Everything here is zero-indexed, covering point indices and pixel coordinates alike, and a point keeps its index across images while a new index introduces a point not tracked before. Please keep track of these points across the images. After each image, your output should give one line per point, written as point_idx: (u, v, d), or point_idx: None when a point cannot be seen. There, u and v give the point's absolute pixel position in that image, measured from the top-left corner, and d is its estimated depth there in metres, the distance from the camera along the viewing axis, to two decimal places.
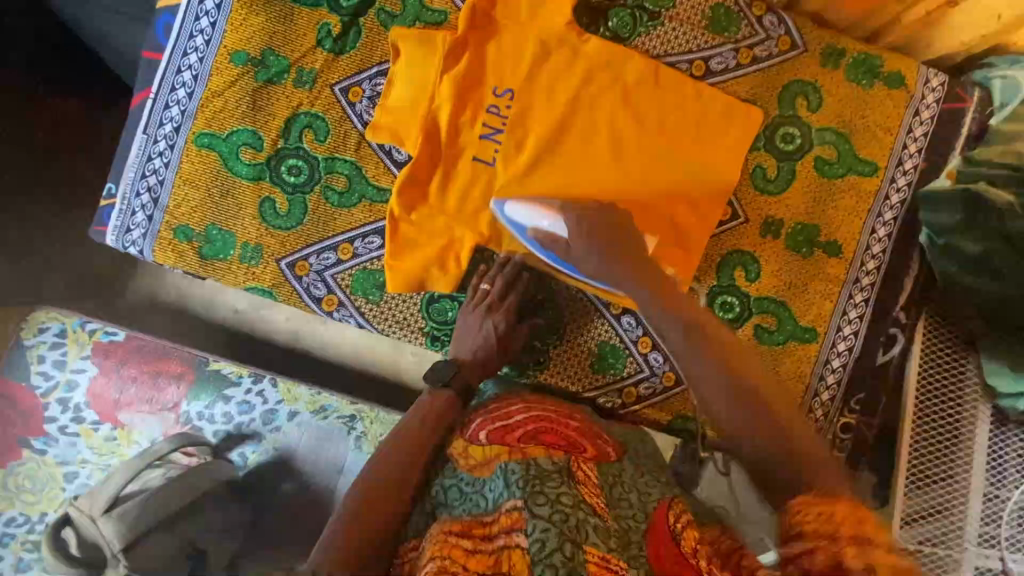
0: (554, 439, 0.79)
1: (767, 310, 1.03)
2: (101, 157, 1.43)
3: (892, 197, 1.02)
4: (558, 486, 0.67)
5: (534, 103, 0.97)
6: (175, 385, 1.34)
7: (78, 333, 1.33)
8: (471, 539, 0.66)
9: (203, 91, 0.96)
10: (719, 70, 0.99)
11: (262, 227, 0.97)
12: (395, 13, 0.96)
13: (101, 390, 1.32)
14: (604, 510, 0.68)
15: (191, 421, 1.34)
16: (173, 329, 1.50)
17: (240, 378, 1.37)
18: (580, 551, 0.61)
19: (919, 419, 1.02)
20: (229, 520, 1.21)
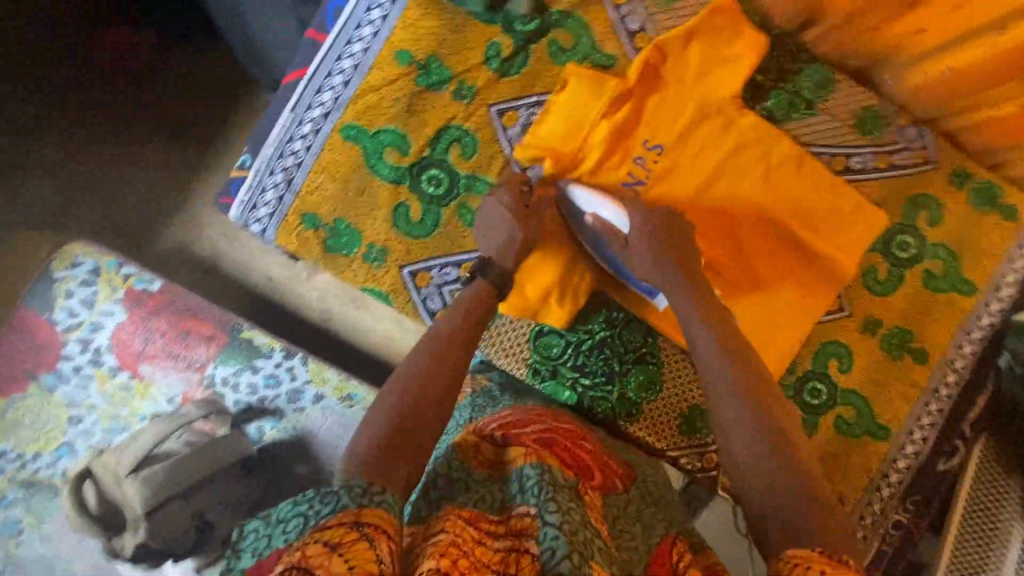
0: (566, 456, 0.74)
1: (851, 402, 1.07)
2: (135, 119, 1.41)
3: (983, 318, 1.07)
4: (570, 499, 0.63)
5: (681, 162, 0.98)
6: (204, 346, 1.29)
7: (112, 276, 1.29)
8: (478, 530, 0.61)
9: (360, 83, 0.93)
10: (857, 169, 1.02)
11: (391, 230, 0.95)
12: (566, 47, 0.96)
13: (127, 338, 1.29)
14: (608, 534, 0.64)
15: (214, 387, 1.29)
16: (205, 288, 1.42)
17: (272, 351, 1.31)
18: (586, 564, 0.56)
19: (962, 534, 1.07)
20: (234, 494, 1.24)
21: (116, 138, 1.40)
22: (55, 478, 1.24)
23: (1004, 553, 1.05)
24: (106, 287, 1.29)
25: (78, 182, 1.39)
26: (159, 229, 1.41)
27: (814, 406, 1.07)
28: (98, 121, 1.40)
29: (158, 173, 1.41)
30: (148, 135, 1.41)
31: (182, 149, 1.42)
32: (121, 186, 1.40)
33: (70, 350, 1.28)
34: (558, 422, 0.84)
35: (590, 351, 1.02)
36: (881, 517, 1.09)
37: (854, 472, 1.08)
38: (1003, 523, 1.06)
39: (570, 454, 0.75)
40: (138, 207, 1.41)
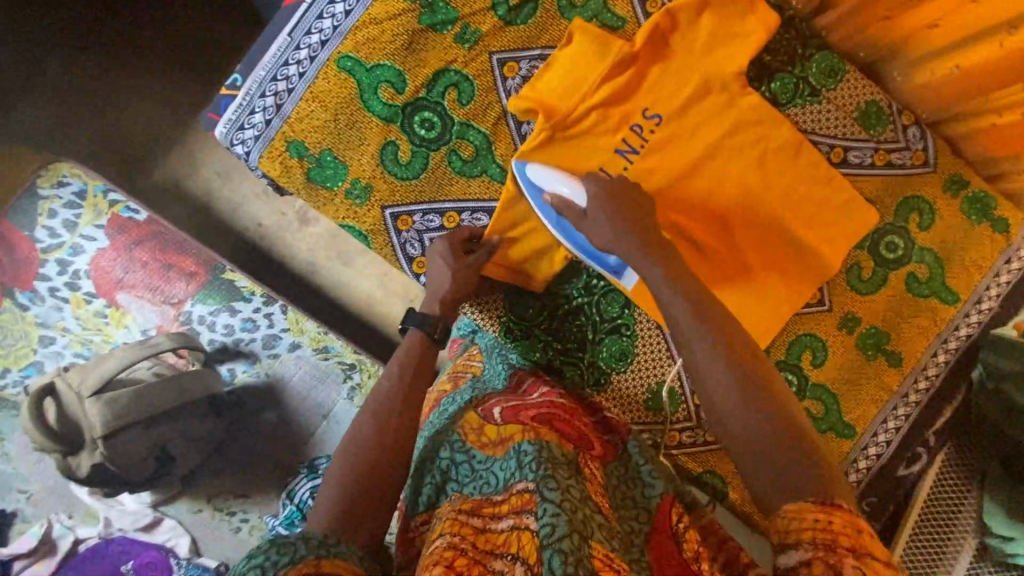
0: (566, 427, 0.74)
1: (819, 397, 1.06)
2: (136, 38, 1.37)
3: (961, 329, 1.07)
4: (567, 476, 0.61)
5: (678, 135, 0.97)
6: (184, 282, 1.27)
7: (98, 200, 1.26)
8: (481, 519, 0.61)
9: (361, 14, 0.91)
10: (854, 163, 1.01)
11: (378, 170, 0.94)
12: (576, 3, 0.95)
13: (106, 265, 1.25)
14: (607, 503, 0.65)
15: (191, 323, 1.26)
16: (192, 225, 1.40)
17: (252, 295, 1.29)
18: (586, 543, 0.52)
19: (915, 532, 1.08)
20: (200, 432, 1.23)
21: (113, 56, 1.37)
22: (20, 395, 1.20)
23: (954, 563, 1.05)
24: (91, 211, 1.26)
25: (73, 97, 1.36)
26: (153, 158, 1.39)
27: None
28: (96, 36, 1.36)
29: (151, 96, 1.38)
30: (145, 57, 1.38)
31: (182, 74, 1.38)
32: (114, 106, 1.37)
33: (48, 271, 1.23)
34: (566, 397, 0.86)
35: (567, 317, 1.01)
36: None
37: None
38: (957, 531, 1.07)
39: (571, 427, 0.75)
40: (131, 129, 1.38)
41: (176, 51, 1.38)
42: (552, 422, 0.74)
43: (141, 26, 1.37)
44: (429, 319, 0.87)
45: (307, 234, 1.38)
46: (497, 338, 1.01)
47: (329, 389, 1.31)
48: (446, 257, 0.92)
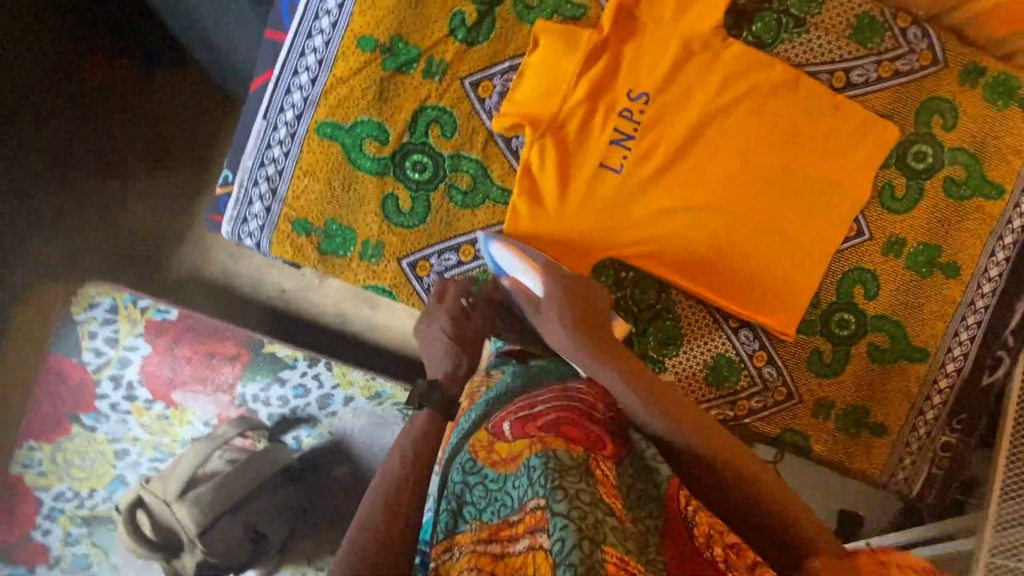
0: (577, 429, 0.64)
1: (882, 328, 1.03)
2: (126, 149, 1.39)
3: (1014, 221, 1.01)
4: (579, 482, 0.55)
5: (669, 106, 0.94)
6: (230, 367, 1.29)
7: (130, 310, 1.27)
8: (500, 542, 0.57)
9: (327, 78, 0.91)
10: (859, 82, 0.97)
11: (383, 225, 0.94)
12: (532, 4, 0.92)
13: (156, 370, 1.27)
14: (621, 509, 0.56)
15: (246, 404, 1.29)
16: (220, 312, 1.42)
17: (296, 360, 1.30)
18: (598, 549, 0.50)
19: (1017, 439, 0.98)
20: (279, 503, 1.26)
21: (107, 172, 1.38)
22: (111, 509, 1.26)
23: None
24: (127, 323, 1.28)
25: (81, 221, 1.38)
26: (168, 257, 1.41)
27: (844, 338, 1.02)
28: (80, 158, 1.37)
29: (154, 201, 1.40)
30: (137, 164, 1.39)
31: (177, 172, 1.40)
32: (119, 220, 1.39)
33: (104, 389, 1.27)
34: (581, 386, 0.75)
35: None
36: (926, 440, 1.06)
37: (894, 400, 1.04)
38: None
39: (583, 428, 0.64)
40: (142, 238, 1.40)
41: (161, 152, 1.40)
42: (558, 427, 0.63)
43: (126, 136, 1.38)
44: (448, 394, 0.81)
45: (327, 288, 1.39)
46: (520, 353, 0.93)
47: (392, 431, 1.32)
48: (442, 321, 0.88)
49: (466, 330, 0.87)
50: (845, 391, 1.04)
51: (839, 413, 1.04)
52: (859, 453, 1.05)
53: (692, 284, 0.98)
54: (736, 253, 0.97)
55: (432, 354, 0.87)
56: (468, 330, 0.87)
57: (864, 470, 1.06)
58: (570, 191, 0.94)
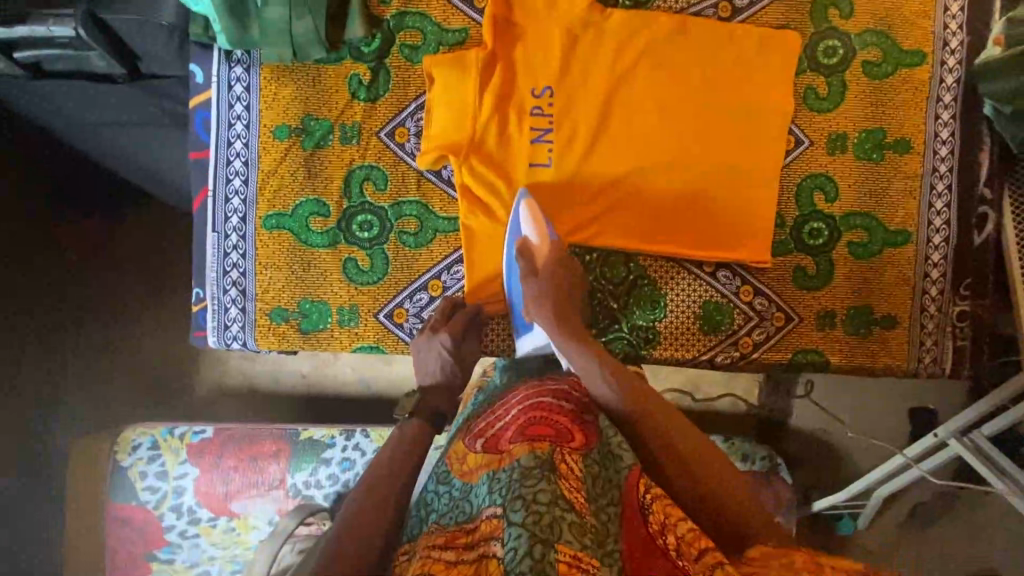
0: (543, 427, 0.75)
1: (856, 225, 1.02)
2: (114, 302, 1.44)
3: (946, 79, 1.01)
4: (536, 484, 0.64)
5: (574, 91, 0.97)
6: (274, 463, 1.33)
7: (169, 441, 1.32)
8: (454, 550, 0.65)
9: (257, 175, 0.96)
10: (744, 6, 0.99)
11: (351, 288, 0.98)
12: (416, 44, 0.96)
13: (209, 487, 1.31)
14: (582, 504, 0.65)
15: (301, 493, 1.32)
16: (252, 412, 1.49)
17: (333, 438, 1.35)
18: (551, 551, 0.58)
19: None
20: None
21: (108, 326, 1.44)
22: None
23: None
24: (170, 453, 1.33)
25: (98, 378, 1.45)
26: (190, 380, 1.48)
27: (821, 247, 1.02)
28: (77, 317, 1.44)
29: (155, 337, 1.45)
30: (129, 310, 1.45)
31: (166, 304, 1.46)
32: (130, 364, 1.46)
33: (169, 521, 1.30)
34: (556, 385, 0.86)
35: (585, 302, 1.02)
36: (942, 317, 1.04)
37: (894, 289, 1.03)
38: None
39: (548, 426, 0.76)
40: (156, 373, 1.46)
41: (143, 289, 1.44)
42: (525, 431, 0.74)
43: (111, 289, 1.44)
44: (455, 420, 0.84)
45: (342, 360, 1.45)
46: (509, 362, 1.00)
47: None
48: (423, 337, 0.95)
49: (447, 341, 0.93)
50: (841, 296, 1.03)
51: (844, 320, 1.03)
52: (878, 351, 1.04)
53: (656, 246, 0.99)
54: (684, 202, 0.99)
55: (429, 367, 0.94)
56: (449, 342, 0.93)
57: (890, 366, 1.04)
58: (510, 199, 0.98)
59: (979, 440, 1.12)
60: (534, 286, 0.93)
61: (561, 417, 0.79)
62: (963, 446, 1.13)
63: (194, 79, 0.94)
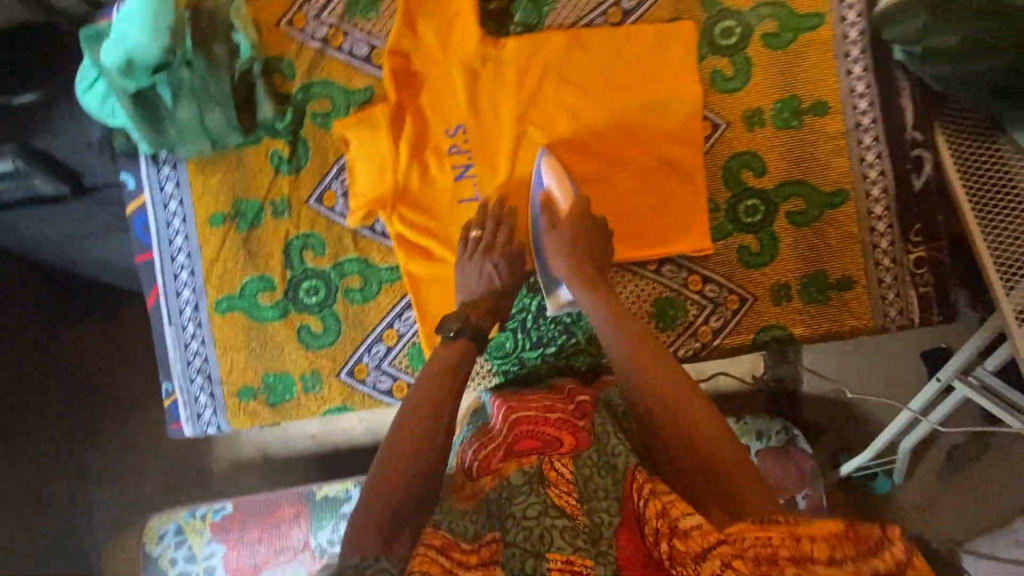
0: (529, 442, 0.83)
1: (791, 194, 1.02)
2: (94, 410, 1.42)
3: (850, 33, 1.00)
4: (525, 500, 0.69)
5: (485, 123, 0.99)
6: (296, 526, 1.26)
7: (193, 523, 1.28)
8: (449, 560, 0.66)
9: (202, 264, 1.00)
10: (633, 7, 1.00)
11: (310, 354, 1.00)
12: (326, 111, 0.99)
13: (239, 564, 1.25)
14: (573, 508, 0.69)
15: (327, 552, 1.24)
16: (268, 481, 1.46)
17: (348, 492, 1.28)
18: (544, 561, 0.63)
19: (981, 213, 0.97)
20: None
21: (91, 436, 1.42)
22: None
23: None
24: (196, 536, 1.28)
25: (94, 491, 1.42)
26: (204, 460, 1.46)
27: (761, 223, 1.02)
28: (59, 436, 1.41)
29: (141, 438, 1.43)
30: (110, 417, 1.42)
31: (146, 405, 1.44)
32: (122, 470, 1.42)
33: None
34: (541, 399, 0.93)
35: (537, 320, 1.03)
36: (899, 268, 1.02)
37: (843, 250, 1.02)
38: (1015, 173, 0.97)
39: (535, 440, 0.83)
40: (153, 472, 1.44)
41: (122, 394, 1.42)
42: (512, 450, 0.81)
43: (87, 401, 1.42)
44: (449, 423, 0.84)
45: (347, 412, 1.42)
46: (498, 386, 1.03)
47: None
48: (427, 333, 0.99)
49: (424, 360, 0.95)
50: (791, 268, 1.02)
51: (799, 290, 1.02)
52: (842, 314, 1.02)
53: None
54: (614, 208, 1.01)
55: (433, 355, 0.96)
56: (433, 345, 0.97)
57: (857, 327, 1.02)
58: (445, 237, 1.00)
59: (982, 375, 1.12)
60: (564, 253, 0.92)
61: (546, 428, 0.86)
62: (971, 386, 1.12)
63: (126, 187, 1.00)
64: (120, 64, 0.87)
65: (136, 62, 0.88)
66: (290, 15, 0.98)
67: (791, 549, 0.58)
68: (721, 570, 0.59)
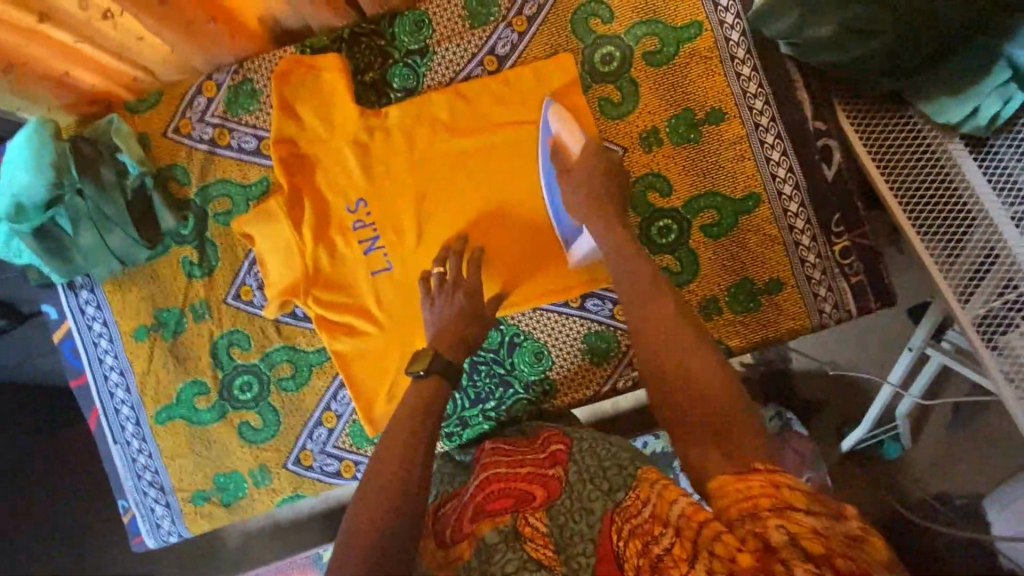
0: (501, 499, 0.78)
1: (703, 207, 1.00)
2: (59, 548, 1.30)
3: (731, 36, 0.98)
4: (505, 557, 0.70)
5: (382, 193, 0.99)
6: None
7: None
8: None
9: (135, 379, 1.01)
10: (508, 52, 0.99)
11: (254, 450, 1.01)
12: (227, 209, 1.00)
13: None
14: (552, 559, 0.69)
15: None
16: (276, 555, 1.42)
17: None
18: None
19: (900, 190, 0.95)
20: None
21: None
22: None
23: (968, 178, 0.92)
24: None
25: None
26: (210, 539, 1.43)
27: (678, 240, 1.00)
28: None
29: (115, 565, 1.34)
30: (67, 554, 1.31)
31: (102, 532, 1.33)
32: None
33: None
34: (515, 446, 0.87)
35: (472, 376, 1.02)
36: (826, 261, 1.00)
37: (765, 253, 1.00)
38: (936, 151, 0.95)
39: (507, 494, 0.78)
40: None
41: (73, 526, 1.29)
42: (483, 510, 0.76)
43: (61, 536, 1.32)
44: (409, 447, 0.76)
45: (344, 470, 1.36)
46: (460, 437, 1.03)
47: None
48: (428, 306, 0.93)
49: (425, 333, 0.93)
50: (717, 281, 1.00)
51: (729, 301, 1.00)
52: (776, 318, 1.00)
53: (511, 309, 1.00)
54: (525, 255, 1.00)
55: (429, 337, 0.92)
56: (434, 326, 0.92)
57: (794, 328, 1.00)
58: (365, 311, 1.00)
59: (954, 340, 1.11)
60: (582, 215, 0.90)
61: (520, 477, 0.80)
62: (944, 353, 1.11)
63: (50, 318, 1.02)
64: (12, 209, 0.90)
65: (26, 203, 0.90)
66: (175, 122, 0.99)
67: (772, 498, 0.56)
68: (711, 546, 0.55)
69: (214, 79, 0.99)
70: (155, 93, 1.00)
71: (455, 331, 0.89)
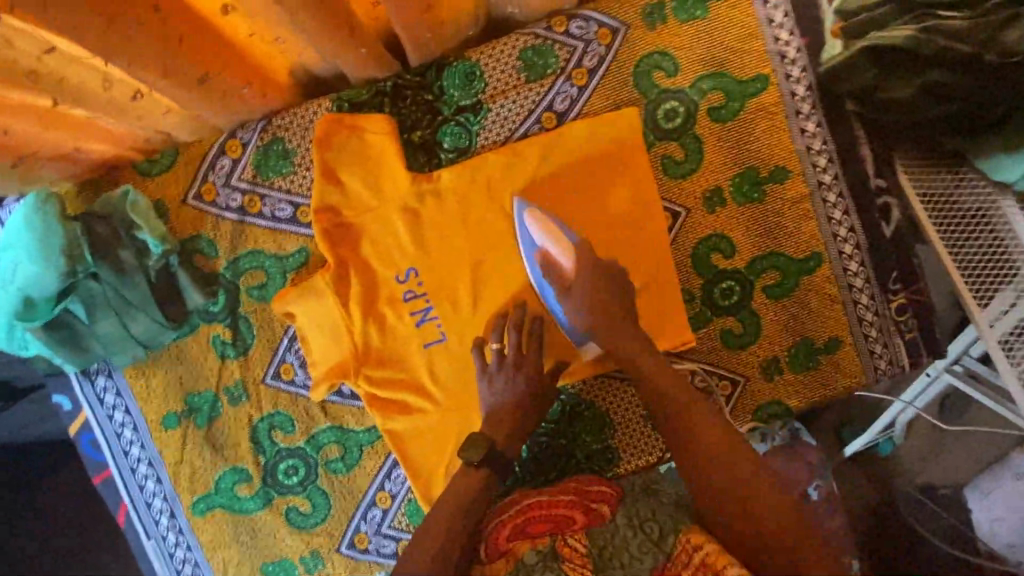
0: (540, 522, 0.73)
1: (765, 268, 0.98)
2: None
3: (798, 89, 0.94)
4: None
5: (433, 259, 0.91)
6: None
7: None
8: None
9: (166, 469, 0.94)
10: (567, 106, 0.92)
11: (304, 535, 0.95)
12: (262, 283, 0.90)
13: None
14: None
15: None
16: None
17: None
18: None
19: (950, 239, 0.91)
20: None
21: None
22: None
23: (1012, 229, 0.89)
24: None
25: None
26: None
27: (739, 303, 0.98)
28: None
29: None
30: None
31: None
32: None
33: None
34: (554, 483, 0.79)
35: (532, 449, 0.97)
36: (883, 318, 0.99)
37: (825, 312, 0.99)
38: (988, 207, 0.91)
39: (545, 520, 0.73)
40: None
41: None
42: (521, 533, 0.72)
43: None
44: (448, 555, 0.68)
45: None
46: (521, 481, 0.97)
47: None
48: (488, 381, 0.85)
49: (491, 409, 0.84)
50: (778, 341, 0.99)
51: (788, 362, 1.00)
52: (834, 377, 1.00)
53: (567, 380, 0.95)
54: None
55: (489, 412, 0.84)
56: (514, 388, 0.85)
57: (850, 386, 1.00)
58: (417, 385, 0.92)
59: (969, 364, 0.99)
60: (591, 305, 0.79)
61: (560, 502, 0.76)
62: (956, 377, 1.00)
63: (64, 408, 0.95)
64: (20, 304, 0.79)
65: (35, 295, 0.79)
66: (196, 187, 0.88)
67: None
68: None
69: (238, 137, 0.87)
70: (170, 153, 0.88)
71: (517, 419, 0.83)
